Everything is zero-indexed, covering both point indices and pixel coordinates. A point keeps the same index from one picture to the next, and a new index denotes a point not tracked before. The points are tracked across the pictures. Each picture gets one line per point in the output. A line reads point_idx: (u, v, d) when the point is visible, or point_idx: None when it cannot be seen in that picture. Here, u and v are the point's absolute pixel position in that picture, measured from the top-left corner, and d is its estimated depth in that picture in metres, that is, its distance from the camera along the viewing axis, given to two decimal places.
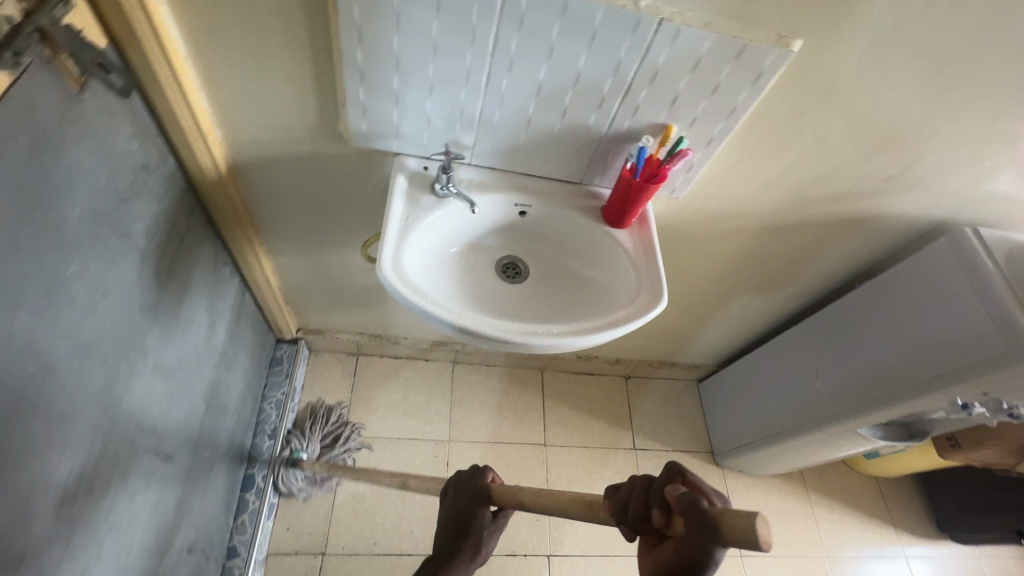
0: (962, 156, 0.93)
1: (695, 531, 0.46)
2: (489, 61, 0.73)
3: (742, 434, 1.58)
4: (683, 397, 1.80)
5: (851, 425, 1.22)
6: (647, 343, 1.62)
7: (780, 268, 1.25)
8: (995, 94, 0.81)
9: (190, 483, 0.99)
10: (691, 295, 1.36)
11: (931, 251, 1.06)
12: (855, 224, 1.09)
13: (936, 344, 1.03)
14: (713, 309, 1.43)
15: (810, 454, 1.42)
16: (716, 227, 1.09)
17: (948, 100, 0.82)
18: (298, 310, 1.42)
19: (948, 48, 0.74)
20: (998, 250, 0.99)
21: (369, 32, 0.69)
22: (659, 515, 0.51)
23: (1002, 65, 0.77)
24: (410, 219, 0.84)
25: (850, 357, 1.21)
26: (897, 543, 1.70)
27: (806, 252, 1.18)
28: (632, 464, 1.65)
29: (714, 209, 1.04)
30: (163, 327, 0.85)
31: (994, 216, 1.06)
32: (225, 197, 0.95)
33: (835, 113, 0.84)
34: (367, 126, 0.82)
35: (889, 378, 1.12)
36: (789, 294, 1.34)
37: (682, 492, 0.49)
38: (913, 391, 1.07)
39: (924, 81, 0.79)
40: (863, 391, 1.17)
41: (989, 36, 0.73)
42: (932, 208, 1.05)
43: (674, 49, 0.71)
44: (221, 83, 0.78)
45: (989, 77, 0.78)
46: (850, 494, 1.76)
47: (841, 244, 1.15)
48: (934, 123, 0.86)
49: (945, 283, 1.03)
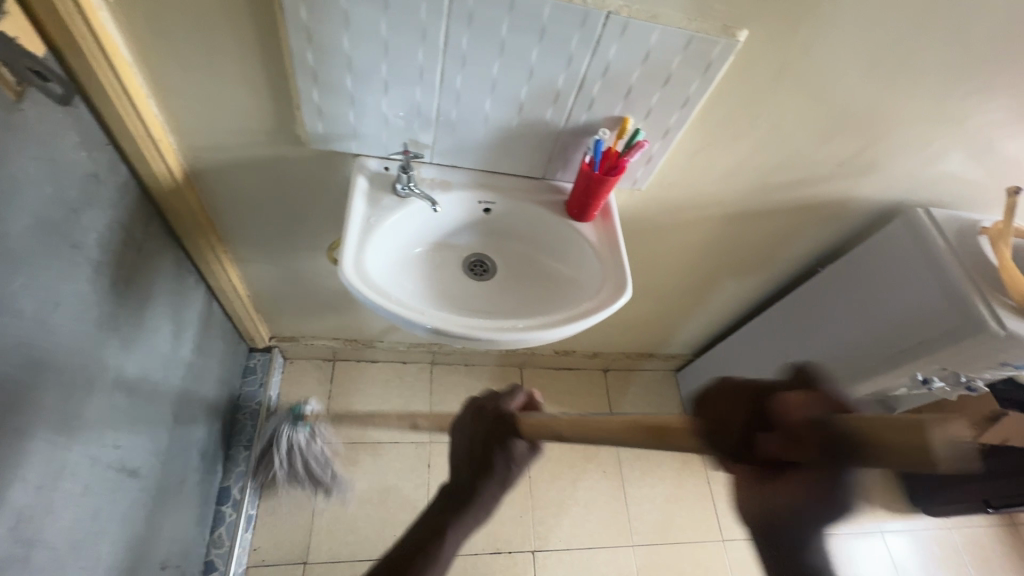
0: (911, 138, 0.96)
1: (815, 460, 0.34)
2: (442, 58, 0.73)
3: None
4: (661, 387, 1.83)
5: None
6: (623, 335, 1.63)
7: (746, 256, 1.27)
8: (936, 77, 0.84)
9: (160, 497, 0.97)
10: (662, 286, 1.38)
11: (887, 233, 1.09)
12: (814, 209, 1.12)
13: (895, 322, 1.06)
14: (685, 298, 1.45)
15: None
16: (682, 216, 1.11)
17: (891, 84, 0.85)
18: (269, 317, 1.41)
19: (885, 34, 0.77)
20: (948, 229, 1.03)
21: (318, 32, 0.69)
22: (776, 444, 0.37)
23: (938, 49, 0.80)
24: (371, 220, 0.84)
25: (816, 339, 1.24)
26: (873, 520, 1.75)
27: (769, 239, 1.21)
28: (614, 455, 1.67)
29: (677, 199, 1.06)
30: (124, 339, 0.84)
31: (948, 196, 1.09)
32: (183, 205, 0.93)
33: (785, 101, 0.86)
34: (324, 128, 0.82)
35: (853, 357, 1.15)
36: (756, 281, 1.37)
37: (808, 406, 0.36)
38: (876, 369, 1.10)
39: (866, 67, 0.81)
40: (830, 372, 1.20)
41: (924, 21, 0.75)
42: (885, 191, 1.08)
43: (623, 42, 0.72)
44: (170, 88, 0.77)
45: (928, 61, 0.81)
46: None
47: (804, 228, 1.18)
48: (881, 107, 0.89)
49: (901, 262, 1.06)
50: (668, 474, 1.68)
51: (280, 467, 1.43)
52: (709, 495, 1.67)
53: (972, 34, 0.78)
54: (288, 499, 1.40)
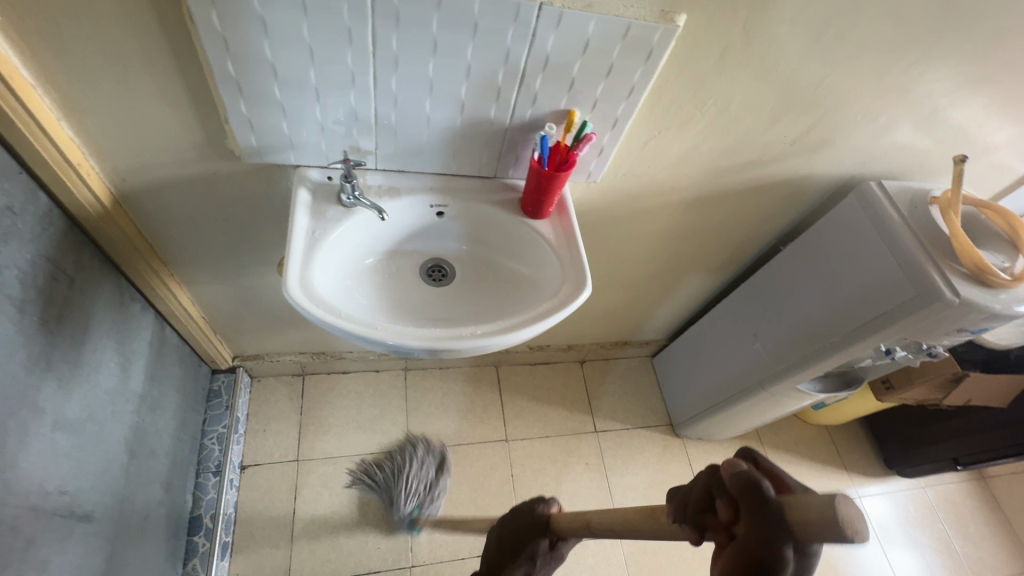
0: (859, 112, 0.96)
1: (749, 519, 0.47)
2: (372, 61, 0.70)
3: (697, 403, 1.62)
4: (638, 374, 1.83)
5: (790, 382, 1.27)
6: (595, 326, 1.63)
7: (708, 240, 1.27)
8: (877, 51, 0.84)
9: (120, 537, 0.93)
10: (629, 275, 1.37)
11: (843, 208, 1.10)
12: (771, 190, 1.12)
13: (856, 295, 1.07)
14: (653, 286, 1.44)
15: (759, 414, 1.47)
16: (641, 205, 1.10)
17: (834, 61, 0.84)
18: (229, 337, 1.35)
19: (823, 11, 0.76)
20: (900, 200, 1.04)
21: (236, 40, 0.65)
22: (723, 508, 0.50)
23: (876, 23, 0.80)
24: (316, 233, 0.80)
25: (782, 317, 1.25)
26: (851, 486, 1.79)
27: (729, 222, 1.21)
28: (595, 446, 1.67)
29: (634, 188, 1.04)
30: (61, 379, 0.79)
31: (900, 166, 1.11)
32: (116, 230, 0.88)
33: (730, 84, 0.85)
34: (256, 140, 0.77)
35: (818, 333, 1.16)
36: (721, 263, 1.37)
37: (741, 469, 0.50)
38: (840, 343, 1.11)
39: (807, 46, 0.81)
40: (797, 349, 1.22)
41: None
42: (839, 167, 1.08)
43: (560, 34, 0.70)
44: (84, 109, 0.72)
45: (868, 35, 0.81)
46: (804, 446, 1.84)
47: (763, 208, 1.18)
48: (826, 84, 0.88)
49: (856, 235, 1.07)
50: (650, 460, 1.69)
51: (254, 490, 1.39)
52: (691, 477, 1.68)
53: (908, 6, 0.78)
54: (265, 521, 1.36)
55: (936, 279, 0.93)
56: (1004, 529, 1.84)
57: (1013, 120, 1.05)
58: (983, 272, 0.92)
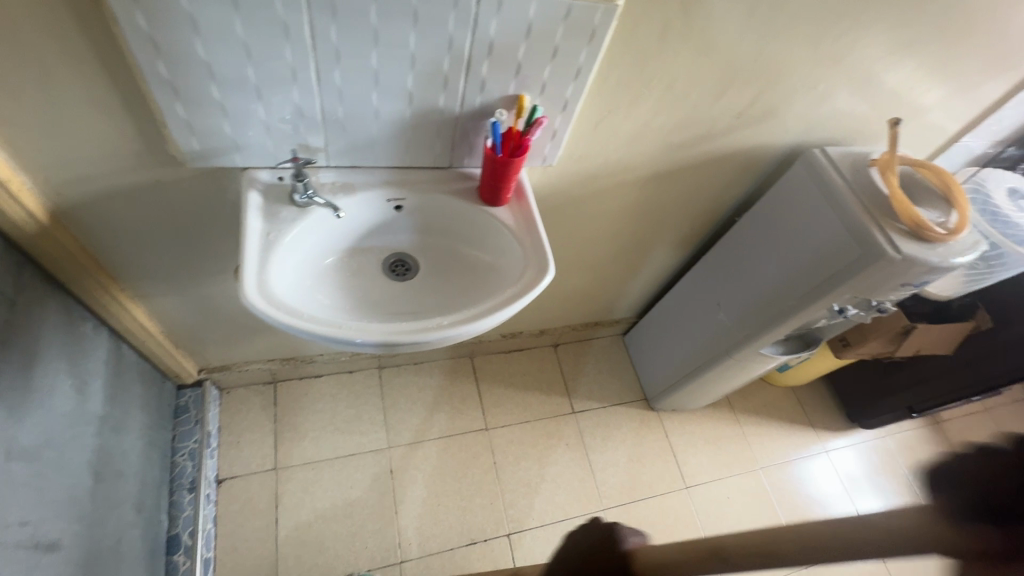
0: (800, 81, 0.99)
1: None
2: (313, 55, 0.68)
3: (669, 376, 1.67)
4: (611, 352, 1.87)
5: (753, 348, 1.32)
6: (566, 309, 1.65)
7: (667, 215, 1.30)
8: (810, 21, 0.87)
9: (92, 563, 0.90)
10: (594, 256, 1.39)
11: (790, 176, 1.14)
12: (723, 162, 1.15)
13: (807, 259, 1.12)
14: (618, 265, 1.47)
15: (727, 381, 1.52)
16: (599, 185, 1.11)
17: (771, 33, 0.87)
18: (192, 350, 1.32)
19: None
20: (842, 164, 1.08)
21: (166, 40, 0.62)
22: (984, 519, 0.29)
23: None
24: (271, 235, 0.79)
25: (742, 285, 1.29)
26: (818, 442, 1.88)
27: (685, 196, 1.24)
28: (575, 427, 1.70)
29: (591, 168, 1.05)
30: (11, 407, 0.75)
31: (842, 132, 1.15)
32: (57, 248, 0.84)
33: (674, 60, 0.86)
34: (199, 144, 0.75)
35: (776, 298, 1.21)
36: (681, 238, 1.41)
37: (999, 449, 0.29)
38: (796, 306, 1.16)
39: (744, 19, 0.83)
40: (758, 315, 1.26)
41: None
42: (785, 136, 1.12)
43: (502, 18, 0.70)
44: (8, 122, 0.68)
45: (801, 5, 0.84)
46: (772, 408, 1.92)
47: (717, 181, 1.21)
48: (765, 56, 0.91)
49: (804, 202, 1.11)
50: (628, 435, 1.73)
51: (233, 503, 1.36)
52: (668, 448, 1.73)
53: None
54: (247, 533, 1.34)
55: (879, 238, 0.98)
56: None
57: (941, 81, 1.11)
58: (921, 227, 0.97)
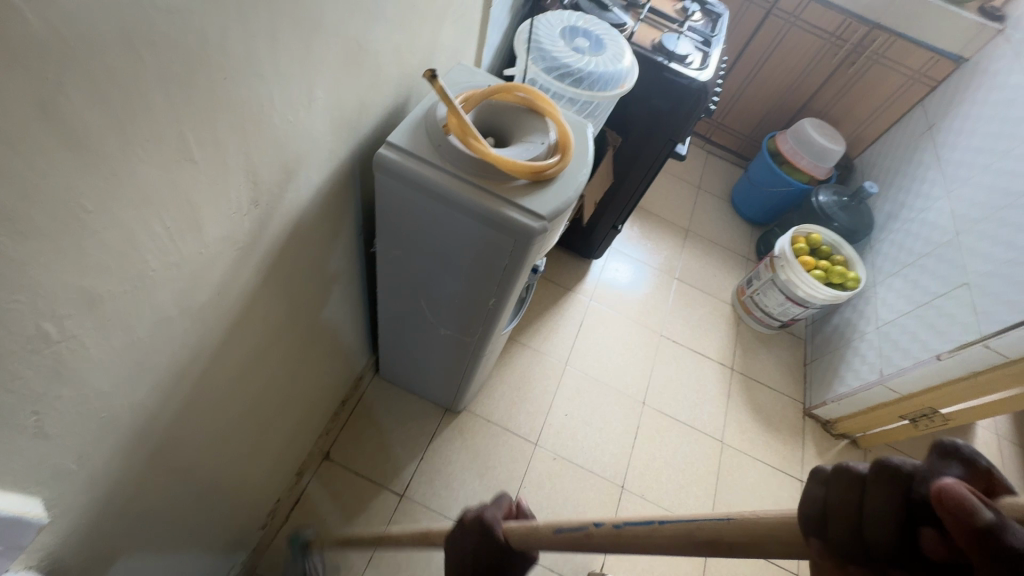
0: (291, 113, 0.63)
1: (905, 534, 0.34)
2: None
3: (448, 388, 1.47)
4: (381, 403, 1.58)
5: (493, 339, 1.15)
6: (297, 438, 1.25)
7: (299, 311, 0.92)
8: (212, 68, 0.48)
9: None
10: (265, 406, 0.98)
11: (382, 190, 0.84)
12: (298, 235, 0.79)
13: (471, 261, 0.90)
14: (301, 373, 1.08)
15: (494, 354, 1.39)
16: (173, 410, 0.67)
17: (168, 127, 0.46)
18: None
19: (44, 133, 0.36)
20: (421, 147, 0.81)
21: None
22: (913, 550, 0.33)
23: (160, 54, 0.42)
24: None
25: (438, 301, 1.06)
26: (580, 296, 2.00)
27: (298, 285, 0.87)
28: (415, 507, 1.45)
29: (123, 429, 0.59)
30: None
31: (389, 97, 0.86)
32: None
33: (41, 297, 0.41)
34: None
35: (476, 301, 1.00)
36: (338, 296, 1.07)
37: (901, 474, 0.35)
38: (498, 299, 0.98)
39: (89, 166, 0.40)
40: (473, 319, 1.07)
41: (78, 69, 0.36)
42: (336, 157, 0.78)
43: None
44: None
45: (170, 70, 0.43)
46: (535, 304, 1.94)
47: (314, 244, 0.86)
48: (200, 147, 0.51)
49: (419, 208, 0.85)
50: (461, 457, 1.56)
51: None
52: (498, 429, 1.63)
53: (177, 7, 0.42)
54: None
55: (514, 215, 0.79)
56: (659, 221, 2.33)
57: None
58: (539, 174, 0.80)
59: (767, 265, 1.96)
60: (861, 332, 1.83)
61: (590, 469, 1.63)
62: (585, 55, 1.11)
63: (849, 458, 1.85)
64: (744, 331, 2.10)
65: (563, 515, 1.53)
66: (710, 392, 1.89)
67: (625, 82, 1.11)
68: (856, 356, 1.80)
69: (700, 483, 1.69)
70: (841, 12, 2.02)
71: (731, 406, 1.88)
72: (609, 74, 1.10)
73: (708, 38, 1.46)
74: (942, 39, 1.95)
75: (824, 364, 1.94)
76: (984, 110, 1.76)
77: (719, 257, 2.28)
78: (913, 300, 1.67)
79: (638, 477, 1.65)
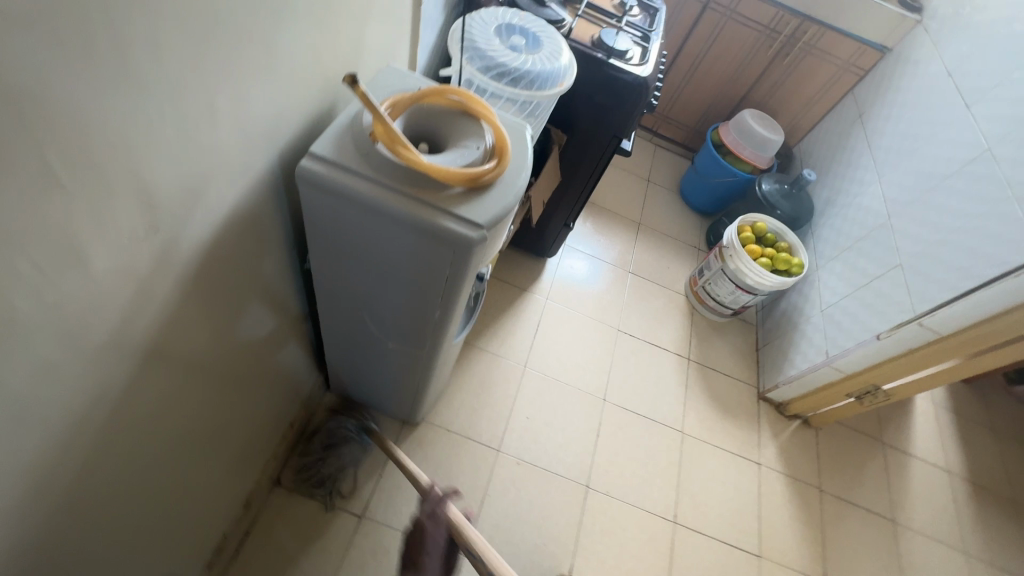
0: (190, 128, 0.57)
1: None
2: None
3: (403, 401, 1.42)
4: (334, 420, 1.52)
5: (443, 350, 1.11)
6: (241, 468, 1.17)
7: (227, 337, 0.86)
8: (79, 86, 0.42)
9: None
10: (197, 441, 0.90)
11: (308, 203, 0.79)
12: (215, 257, 0.72)
13: (411, 273, 0.86)
14: (238, 401, 1.01)
15: (449, 363, 1.35)
16: (75, 462, 0.60)
17: (26, 155, 0.40)
18: None
19: None
20: (348, 156, 0.76)
21: None
22: None
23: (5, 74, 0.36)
24: None
25: (382, 315, 1.01)
26: (537, 295, 1.99)
27: (222, 311, 0.81)
28: (375, 526, 1.39)
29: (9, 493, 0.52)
30: None
31: (310, 104, 0.80)
32: None
33: None
34: None
35: (421, 313, 0.96)
36: (273, 316, 1.00)
37: None
38: (443, 310, 0.94)
39: None
40: (420, 331, 1.02)
41: None
42: (253, 171, 0.72)
43: None
44: None
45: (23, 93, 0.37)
46: (492, 306, 1.91)
47: (237, 265, 0.79)
48: (72, 174, 0.44)
49: (351, 221, 0.79)
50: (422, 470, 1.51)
51: None
52: (459, 437, 1.60)
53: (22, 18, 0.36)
54: None
55: (451, 225, 0.75)
56: (612, 215, 2.34)
57: None
58: (475, 181, 0.77)
59: (716, 255, 1.99)
60: (807, 316, 1.89)
61: (554, 471, 1.62)
62: (522, 53, 1.08)
63: (802, 437, 1.92)
64: (698, 320, 2.14)
65: (529, 520, 1.51)
66: (669, 383, 1.92)
67: (563, 80, 1.09)
68: (804, 339, 1.86)
69: (663, 475, 1.71)
70: (774, 5, 2.07)
71: (689, 396, 1.91)
72: (547, 72, 1.07)
73: (646, 33, 1.46)
74: (867, 30, 2.03)
75: (775, 348, 2.00)
76: (907, 97, 1.84)
77: (671, 249, 2.32)
78: (853, 282, 1.74)
79: (602, 474, 1.65)
